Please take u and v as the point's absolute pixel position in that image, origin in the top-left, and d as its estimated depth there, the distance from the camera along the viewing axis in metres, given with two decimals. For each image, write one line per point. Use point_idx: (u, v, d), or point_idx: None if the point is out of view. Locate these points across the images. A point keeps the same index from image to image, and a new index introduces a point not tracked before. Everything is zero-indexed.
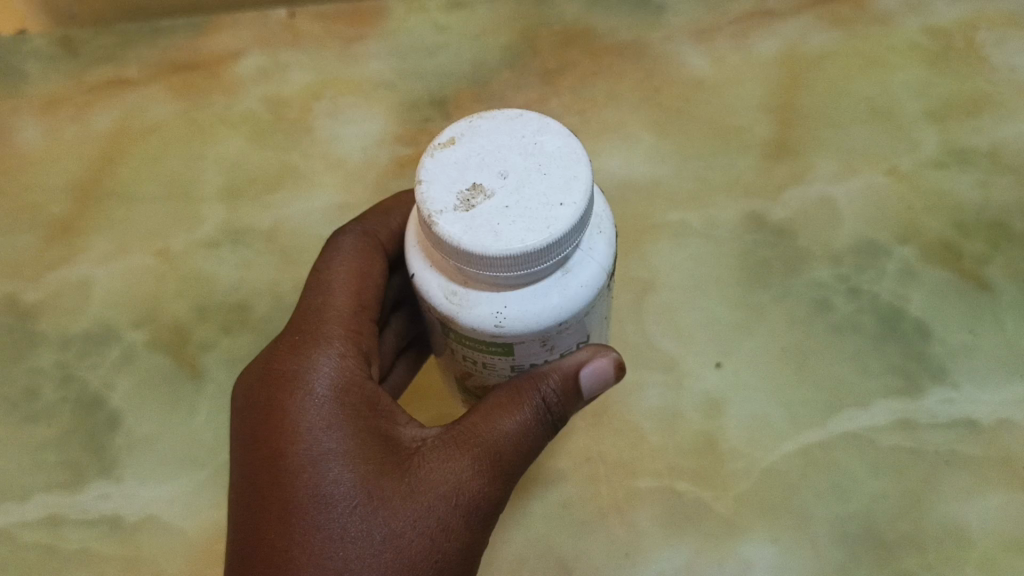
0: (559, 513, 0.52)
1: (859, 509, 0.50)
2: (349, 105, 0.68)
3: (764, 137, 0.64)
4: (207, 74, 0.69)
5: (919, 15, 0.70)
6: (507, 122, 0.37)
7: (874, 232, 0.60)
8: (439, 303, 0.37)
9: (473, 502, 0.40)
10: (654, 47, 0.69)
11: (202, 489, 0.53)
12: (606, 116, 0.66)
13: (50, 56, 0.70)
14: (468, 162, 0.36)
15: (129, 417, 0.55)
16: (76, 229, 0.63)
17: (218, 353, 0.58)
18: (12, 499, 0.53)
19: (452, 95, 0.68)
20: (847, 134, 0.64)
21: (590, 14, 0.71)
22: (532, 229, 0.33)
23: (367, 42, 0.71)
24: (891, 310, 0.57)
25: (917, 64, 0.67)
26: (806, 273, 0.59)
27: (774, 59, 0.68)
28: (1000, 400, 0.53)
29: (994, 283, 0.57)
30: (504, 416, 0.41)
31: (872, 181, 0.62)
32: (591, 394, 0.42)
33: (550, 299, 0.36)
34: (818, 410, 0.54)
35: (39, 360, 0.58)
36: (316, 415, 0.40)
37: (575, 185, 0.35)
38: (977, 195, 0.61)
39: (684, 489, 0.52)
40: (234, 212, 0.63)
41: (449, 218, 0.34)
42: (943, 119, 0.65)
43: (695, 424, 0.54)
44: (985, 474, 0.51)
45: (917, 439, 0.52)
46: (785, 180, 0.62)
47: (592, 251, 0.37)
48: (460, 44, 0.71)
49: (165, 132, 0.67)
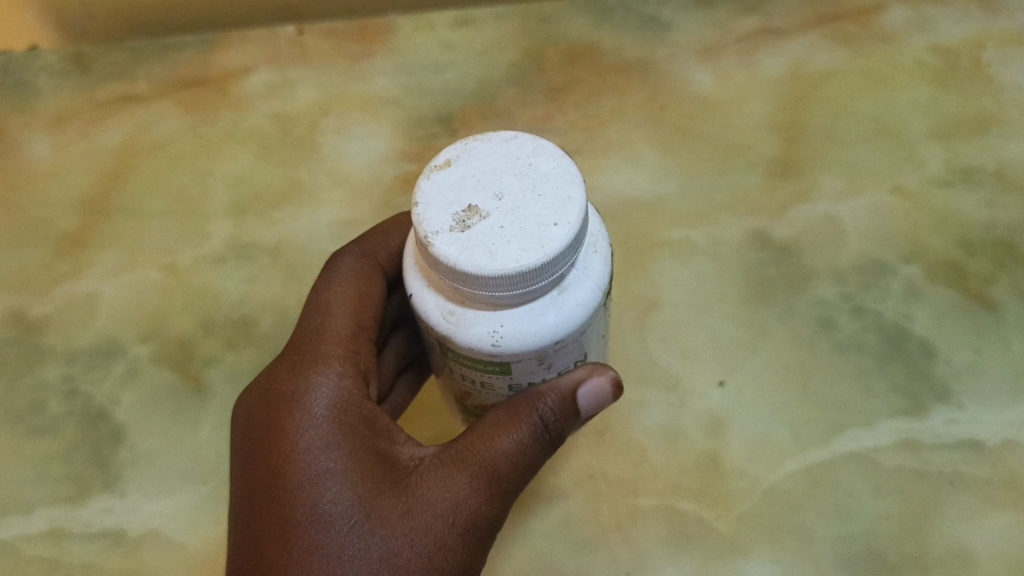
0: (561, 531, 0.52)
1: (862, 530, 0.50)
2: (355, 121, 0.68)
3: (769, 154, 0.65)
4: (215, 90, 0.70)
5: (925, 33, 0.70)
6: (502, 145, 0.37)
7: (879, 251, 0.60)
8: (437, 323, 0.37)
9: (471, 521, 0.40)
10: (659, 65, 0.70)
11: (205, 504, 0.53)
12: (611, 133, 0.67)
13: (61, 72, 0.71)
14: (465, 184, 0.36)
15: (133, 432, 0.56)
16: (84, 243, 0.63)
17: (222, 368, 0.58)
18: (16, 511, 0.53)
19: (458, 112, 0.68)
20: (852, 152, 0.64)
21: (596, 32, 0.72)
22: (527, 249, 0.34)
23: (374, 59, 0.71)
24: (895, 329, 0.57)
25: (922, 82, 0.68)
26: (810, 292, 0.59)
27: (780, 78, 0.68)
28: (1004, 420, 0.53)
29: (999, 303, 0.57)
30: (501, 434, 0.41)
31: (877, 199, 0.62)
32: (589, 412, 0.42)
33: (547, 318, 0.36)
34: (821, 430, 0.54)
35: (45, 374, 0.58)
36: (314, 434, 0.40)
37: (569, 205, 0.35)
38: (983, 214, 0.61)
39: (687, 508, 0.52)
40: (240, 227, 0.64)
41: (445, 239, 0.34)
42: (949, 138, 0.65)
43: (698, 442, 0.54)
44: (989, 496, 0.51)
45: (921, 459, 0.52)
46: (790, 198, 0.62)
47: (588, 270, 0.37)
48: (466, 61, 0.71)
49: (173, 148, 0.68)
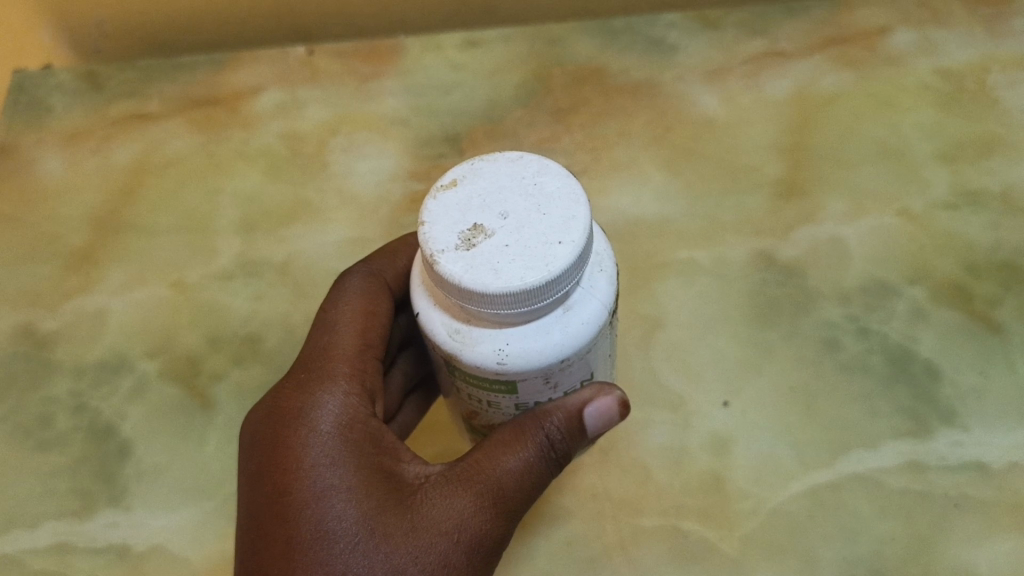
0: (564, 550, 0.52)
1: (867, 552, 0.50)
2: (364, 141, 0.69)
3: (775, 176, 0.65)
4: (227, 109, 0.71)
5: (930, 57, 0.70)
6: (508, 165, 0.37)
7: (884, 273, 0.60)
8: (443, 342, 0.37)
9: (475, 540, 0.40)
10: (665, 86, 0.70)
11: (209, 520, 0.53)
12: (616, 154, 0.67)
13: (75, 91, 0.72)
14: (470, 203, 0.36)
15: (139, 447, 0.56)
16: (94, 259, 0.64)
17: (229, 384, 0.58)
18: (21, 525, 0.53)
19: (466, 132, 0.69)
20: (857, 174, 0.65)
21: (602, 54, 0.72)
22: (531, 267, 0.34)
23: (383, 79, 0.72)
24: (900, 351, 0.57)
25: (927, 106, 0.68)
26: (815, 313, 0.59)
27: (785, 100, 0.69)
28: (1010, 443, 0.53)
29: (1005, 326, 0.57)
30: (507, 453, 0.41)
31: (882, 222, 0.62)
32: (595, 432, 0.42)
33: (552, 337, 0.36)
34: (826, 451, 0.54)
35: (52, 390, 0.58)
36: (320, 452, 0.41)
37: (574, 224, 0.35)
38: (988, 237, 0.61)
39: (690, 528, 0.52)
40: (249, 244, 0.64)
41: (450, 257, 0.35)
42: (955, 161, 0.65)
43: (702, 462, 0.54)
44: (995, 519, 0.50)
45: (926, 481, 0.52)
46: (796, 219, 0.63)
47: (593, 289, 0.38)
48: (474, 82, 0.72)
49: (184, 165, 0.69)
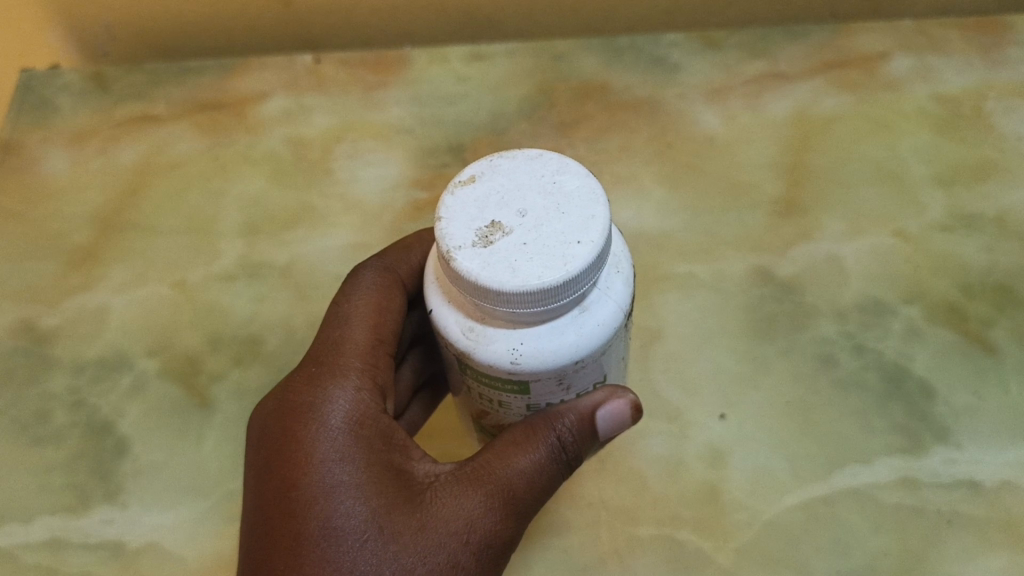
0: (560, 558, 0.52)
1: (860, 565, 0.50)
2: (369, 149, 0.70)
3: (774, 195, 0.66)
4: (232, 114, 0.72)
5: (928, 82, 0.72)
6: (527, 162, 0.38)
7: (881, 291, 0.61)
8: (457, 340, 0.38)
9: (484, 540, 0.40)
10: (668, 104, 0.71)
11: (204, 519, 0.53)
12: (618, 169, 0.68)
13: (82, 92, 0.73)
14: (488, 200, 0.37)
15: (137, 444, 0.56)
16: (97, 257, 0.64)
17: (229, 385, 0.58)
18: (16, 520, 0.53)
19: (470, 142, 0.70)
20: (857, 194, 0.66)
21: (606, 71, 0.73)
22: (549, 266, 0.34)
23: (389, 89, 0.73)
24: (896, 368, 0.57)
25: (925, 130, 0.69)
26: (813, 329, 0.59)
27: (785, 120, 0.70)
28: (1003, 462, 0.53)
29: (999, 347, 0.58)
30: (518, 455, 0.41)
31: (879, 242, 0.63)
32: (606, 435, 0.43)
33: (568, 337, 0.37)
34: (821, 465, 0.54)
35: (51, 385, 0.58)
36: (330, 447, 0.41)
37: (593, 223, 0.36)
38: (984, 258, 0.62)
39: (685, 538, 0.52)
40: (251, 247, 0.65)
41: (468, 254, 0.35)
42: (951, 184, 0.66)
43: (698, 473, 0.54)
44: (987, 536, 0.51)
45: (919, 497, 0.52)
46: (794, 237, 0.64)
47: (610, 290, 0.38)
48: (479, 94, 0.73)
49: (189, 167, 0.69)
